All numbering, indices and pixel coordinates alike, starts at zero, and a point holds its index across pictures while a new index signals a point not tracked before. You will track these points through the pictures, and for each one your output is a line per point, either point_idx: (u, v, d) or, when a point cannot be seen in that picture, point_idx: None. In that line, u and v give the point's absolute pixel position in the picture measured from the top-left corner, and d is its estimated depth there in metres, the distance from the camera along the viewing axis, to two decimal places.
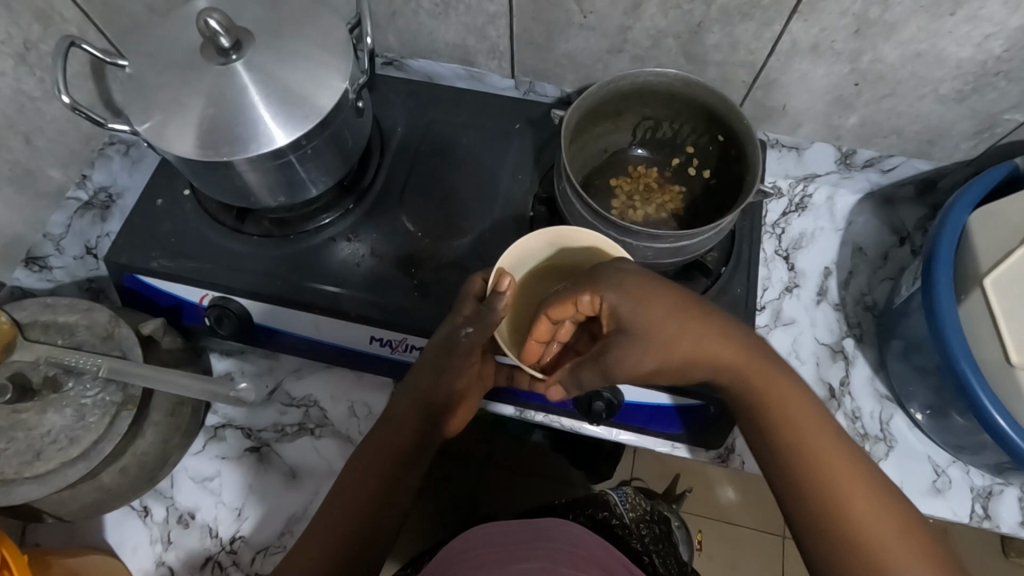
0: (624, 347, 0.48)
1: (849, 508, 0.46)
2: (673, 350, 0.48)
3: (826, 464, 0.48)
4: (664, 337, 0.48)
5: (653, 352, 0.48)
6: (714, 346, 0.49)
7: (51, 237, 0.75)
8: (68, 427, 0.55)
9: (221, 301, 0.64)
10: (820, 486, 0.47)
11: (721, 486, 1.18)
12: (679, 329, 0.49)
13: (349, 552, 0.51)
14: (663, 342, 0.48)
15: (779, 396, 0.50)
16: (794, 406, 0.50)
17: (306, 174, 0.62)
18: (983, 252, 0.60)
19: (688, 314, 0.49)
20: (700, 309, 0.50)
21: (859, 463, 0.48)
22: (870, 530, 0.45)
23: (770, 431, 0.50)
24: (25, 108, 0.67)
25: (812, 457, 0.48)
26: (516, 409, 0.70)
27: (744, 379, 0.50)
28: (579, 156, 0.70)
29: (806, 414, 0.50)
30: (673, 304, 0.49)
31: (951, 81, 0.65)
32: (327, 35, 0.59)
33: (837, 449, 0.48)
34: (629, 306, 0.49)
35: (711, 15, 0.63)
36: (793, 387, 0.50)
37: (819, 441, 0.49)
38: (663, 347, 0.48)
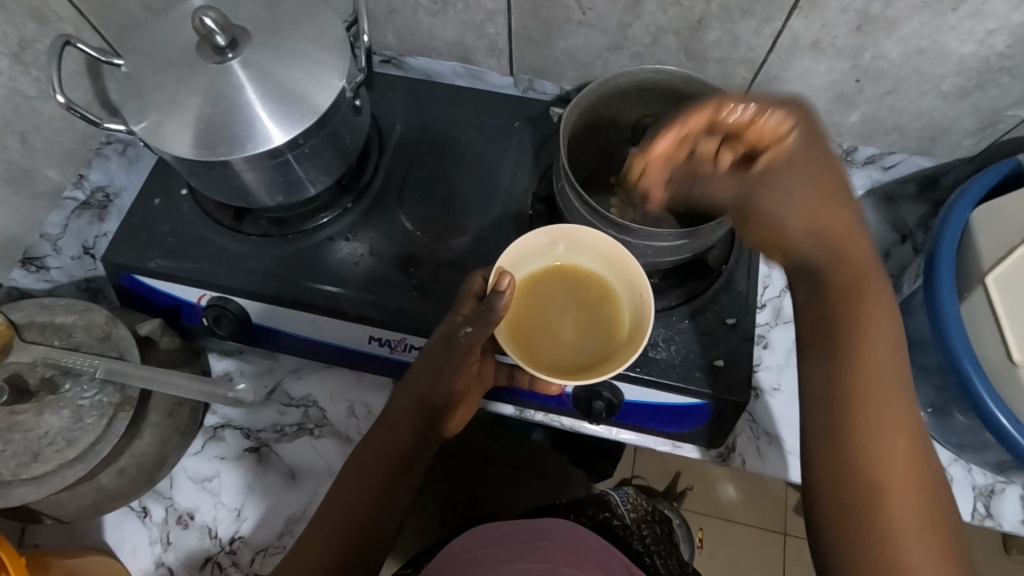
0: (783, 179, 0.51)
1: (886, 489, 0.42)
2: (817, 219, 0.50)
3: (880, 430, 0.43)
4: (820, 185, 0.51)
5: (803, 195, 0.51)
6: (853, 244, 0.50)
7: (48, 237, 0.74)
8: (66, 428, 0.55)
9: (219, 301, 0.64)
10: (863, 452, 0.43)
11: (721, 484, 1.19)
12: (816, 203, 0.50)
13: (348, 553, 0.51)
14: (780, 196, 0.51)
15: (856, 340, 0.46)
16: (872, 359, 0.45)
17: (303, 173, 0.62)
18: (985, 250, 0.60)
19: (807, 162, 0.51)
20: (817, 158, 0.51)
21: (919, 446, 0.43)
22: (899, 512, 0.41)
23: (836, 371, 0.46)
24: (20, 107, 0.67)
25: (868, 419, 0.44)
26: (516, 408, 0.70)
27: (838, 275, 0.49)
28: (578, 154, 0.70)
29: (883, 370, 0.45)
30: (802, 173, 0.51)
31: (953, 78, 0.64)
32: (323, 33, 0.58)
33: (899, 423, 0.44)
34: (797, 137, 0.50)
35: (711, 11, 0.63)
36: (880, 338, 0.46)
37: (884, 405, 0.44)
38: (794, 199, 0.51)
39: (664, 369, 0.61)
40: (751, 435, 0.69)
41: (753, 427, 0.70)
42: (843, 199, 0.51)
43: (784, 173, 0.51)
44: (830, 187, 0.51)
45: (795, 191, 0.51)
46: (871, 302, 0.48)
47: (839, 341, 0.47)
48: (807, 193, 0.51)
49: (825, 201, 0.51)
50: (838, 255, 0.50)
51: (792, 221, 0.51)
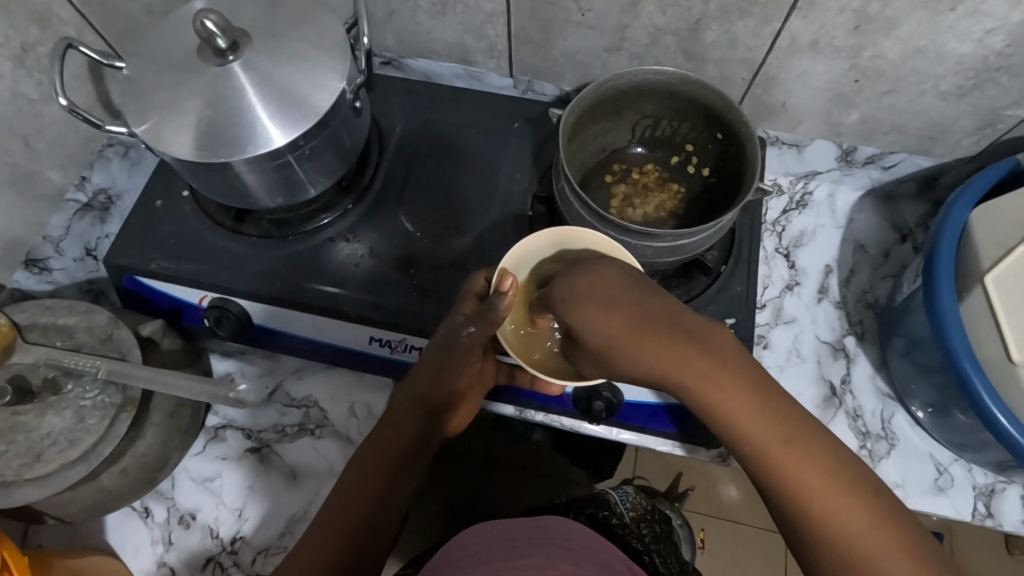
0: (574, 310, 0.48)
1: (824, 517, 0.42)
2: (612, 345, 0.46)
3: (793, 472, 0.43)
4: (610, 333, 0.46)
5: (591, 316, 0.47)
6: (653, 342, 0.45)
7: (51, 239, 0.75)
8: (68, 429, 0.56)
9: (220, 302, 0.64)
10: (789, 495, 0.43)
11: (722, 485, 1.18)
12: (614, 327, 0.46)
13: (349, 553, 0.51)
14: (596, 339, 0.47)
15: (735, 408, 0.44)
16: (751, 418, 0.43)
17: (304, 174, 0.62)
18: (984, 249, 0.60)
19: (596, 304, 0.47)
20: (602, 292, 0.47)
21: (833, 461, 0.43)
22: (848, 536, 0.42)
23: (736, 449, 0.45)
24: (23, 110, 0.67)
25: (781, 471, 0.43)
26: (517, 409, 0.69)
27: (692, 375, 0.44)
28: (578, 155, 0.70)
29: (765, 423, 0.43)
30: (605, 309, 0.47)
31: (952, 77, 0.64)
32: (323, 35, 0.59)
33: (808, 455, 0.43)
34: (570, 310, 0.48)
35: (709, 12, 0.63)
36: (745, 388, 0.44)
37: (791, 453, 0.43)
38: (597, 326, 0.47)
39: None
40: None
41: None
42: (657, 310, 0.46)
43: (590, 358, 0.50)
44: (609, 303, 0.47)
45: (593, 321, 0.47)
46: (735, 370, 0.44)
47: (728, 422, 0.44)
48: (604, 322, 0.46)
49: (613, 324, 0.46)
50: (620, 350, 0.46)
51: (637, 362, 0.45)
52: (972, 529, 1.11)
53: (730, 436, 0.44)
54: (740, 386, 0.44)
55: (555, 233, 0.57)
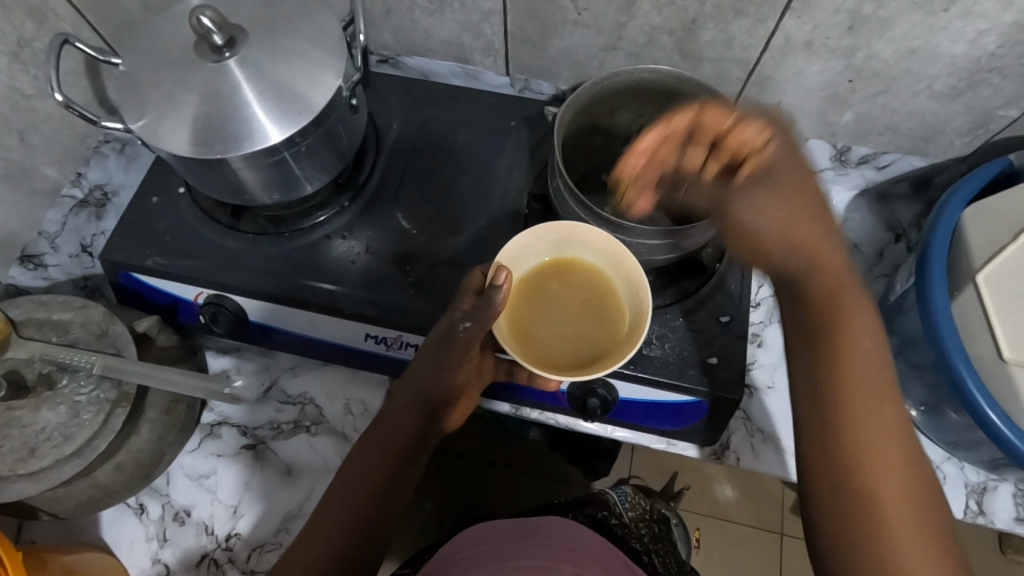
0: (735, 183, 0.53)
1: (874, 492, 0.45)
2: (786, 224, 0.51)
3: (877, 441, 0.46)
4: (791, 191, 0.51)
5: (778, 194, 0.51)
6: (819, 254, 0.51)
7: (46, 235, 0.75)
8: (63, 424, 0.55)
9: (216, 299, 0.65)
10: (858, 465, 0.46)
11: (720, 483, 1.19)
12: (778, 221, 0.51)
13: (349, 549, 0.52)
14: (744, 206, 0.51)
15: (849, 357, 0.48)
16: (860, 379, 0.48)
17: (300, 171, 0.62)
18: (977, 248, 0.60)
19: (802, 206, 0.51)
20: (820, 214, 0.52)
21: (906, 453, 0.46)
22: (889, 515, 0.44)
23: (822, 398, 0.48)
24: (19, 105, 0.67)
25: (860, 444, 0.46)
26: (513, 406, 0.70)
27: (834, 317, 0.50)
28: (573, 153, 0.70)
29: (870, 394, 0.47)
30: (791, 166, 0.51)
31: (945, 78, 0.65)
32: (321, 31, 0.59)
33: (889, 432, 0.46)
34: (766, 131, 0.52)
35: (705, 12, 0.63)
36: (870, 357, 0.48)
37: (875, 424, 0.46)
38: (751, 193, 0.51)
39: (660, 367, 0.62)
40: (745, 433, 0.70)
41: (747, 424, 0.71)
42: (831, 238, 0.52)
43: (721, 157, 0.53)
44: (801, 199, 0.51)
45: (758, 201, 0.51)
46: (868, 357, 0.48)
47: (834, 363, 0.48)
48: (772, 200, 0.51)
49: (797, 222, 0.51)
50: (790, 257, 0.51)
51: (764, 192, 0.51)
52: (966, 530, 1.12)
53: (826, 378, 0.49)
54: (874, 367, 0.48)
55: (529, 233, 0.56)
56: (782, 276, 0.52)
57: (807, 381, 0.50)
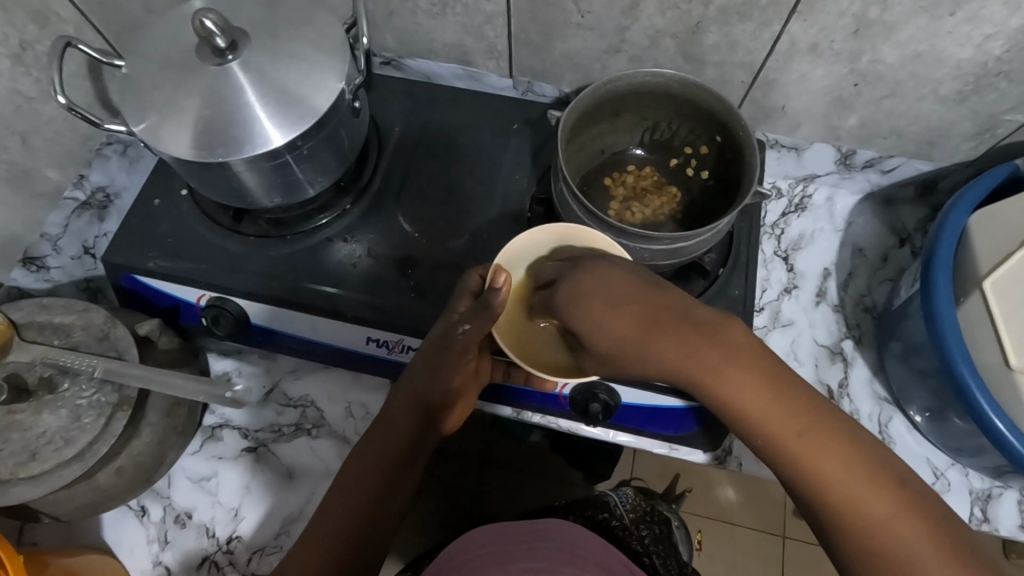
0: (589, 313, 0.47)
1: (864, 516, 0.42)
2: (654, 351, 0.45)
3: (830, 470, 0.43)
4: (638, 317, 0.46)
5: (595, 312, 0.47)
6: (687, 353, 0.45)
7: (48, 237, 0.75)
8: (64, 428, 0.55)
9: (217, 301, 0.64)
10: (821, 488, 0.43)
11: (721, 487, 1.18)
12: (628, 343, 0.46)
13: (351, 554, 0.51)
14: (604, 344, 0.47)
15: (751, 407, 0.44)
16: (778, 415, 0.43)
17: (302, 174, 0.62)
18: (983, 255, 0.60)
19: (643, 321, 0.46)
20: (665, 311, 0.46)
21: (865, 462, 0.43)
22: (888, 537, 0.41)
23: (768, 449, 0.44)
24: (21, 108, 0.67)
25: (808, 464, 0.43)
26: (514, 410, 0.69)
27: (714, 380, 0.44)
28: (577, 157, 0.70)
29: (796, 423, 0.43)
30: (612, 316, 0.46)
31: (951, 82, 0.64)
32: (322, 35, 0.58)
33: (837, 447, 0.43)
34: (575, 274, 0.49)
35: (709, 15, 0.63)
36: (770, 383, 0.44)
37: (823, 453, 0.43)
38: (598, 330, 0.47)
39: None
40: None
41: None
42: (686, 320, 0.45)
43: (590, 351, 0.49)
44: (641, 314, 0.46)
45: (600, 331, 0.47)
46: (758, 376, 0.44)
47: (753, 421, 0.44)
48: (615, 330, 0.46)
49: (655, 336, 0.45)
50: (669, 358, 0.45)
51: (627, 348, 0.46)
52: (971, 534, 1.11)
53: (749, 432, 0.45)
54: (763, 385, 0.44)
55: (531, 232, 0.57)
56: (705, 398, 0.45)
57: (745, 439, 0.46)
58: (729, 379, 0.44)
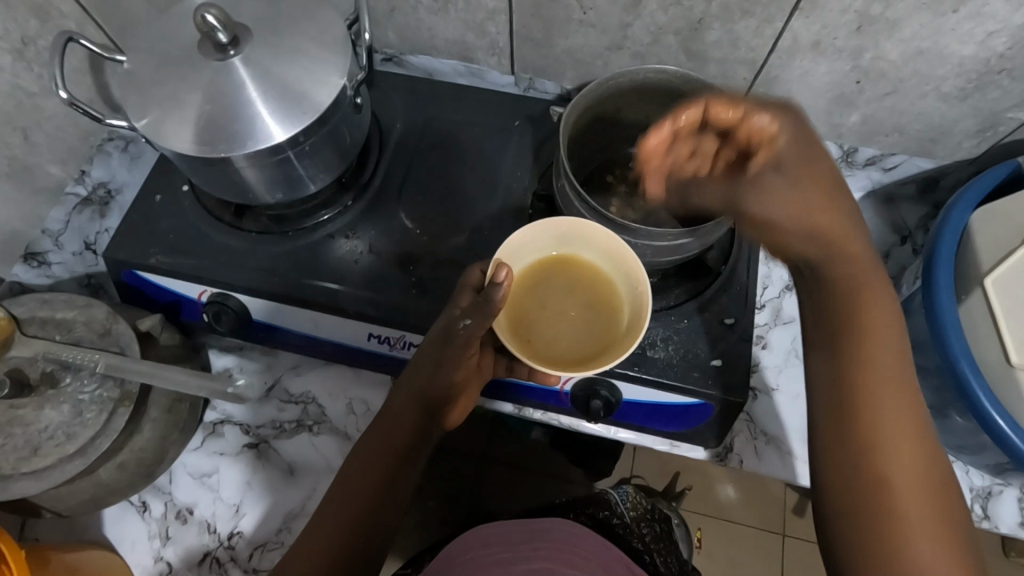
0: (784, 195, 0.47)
1: (893, 492, 0.43)
2: (823, 230, 0.48)
3: (895, 436, 0.44)
4: (813, 156, 0.47)
5: (804, 167, 0.47)
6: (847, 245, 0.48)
7: (50, 232, 0.75)
8: (66, 423, 0.55)
9: (220, 298, 0.65)
10: (870, 439, 0.44)
11: (720, 484, 1.19)
12: (803, 195, 0.47)
13: (352, 549, 0.52)
14: (796, 163, 0.47)
15: (874, 332, 0.47)
16: (882, 368, 0.46)
17: (303, 171, 0.62)
18: (985, 252, 0.60)
19: (829, 202, 0.48)
20: (850, 223, 0.49)
21: (929, 454, 0.44)
22: (898, 498, 0.43)
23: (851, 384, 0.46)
24: (23, 103, 0.67)
25: (873, 410, 0.45)
26: (516, 406, 0.70)
27: (857, 288, 0.48)
28: (579, 154, 0.70)
29: (892, 389, 0.45)
30: (800, 189, 0.47)
31: (953, 79, 0.64)
32: (324, 30, 0.58)
33: (912, 425, 0.44)
34: (791, 150, 0.46)
35: (711, 11, 0.63)
36: (891, 335, 0.47)
37: (898, 421, 0.44)
38: (786, 168, 0.47)
39: (663, 368, 0.61)
40: (748, 435, 0.70)
41: (751, 427, 0.70)
42: (858, 248, 0.49)
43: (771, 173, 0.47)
44: (832, 204, 0.48)
45: (797, 185, 0.47)
46: (888, 323, 0.48)
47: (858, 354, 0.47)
48: (811, 197, 0.47)
49: (819, 216, 0.47)
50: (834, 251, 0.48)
51: (795, 178, 0.47)
52: None
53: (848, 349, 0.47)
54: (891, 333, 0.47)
55: (509, 242, 0.55)
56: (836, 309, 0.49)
57: (829, 364, 0.48)
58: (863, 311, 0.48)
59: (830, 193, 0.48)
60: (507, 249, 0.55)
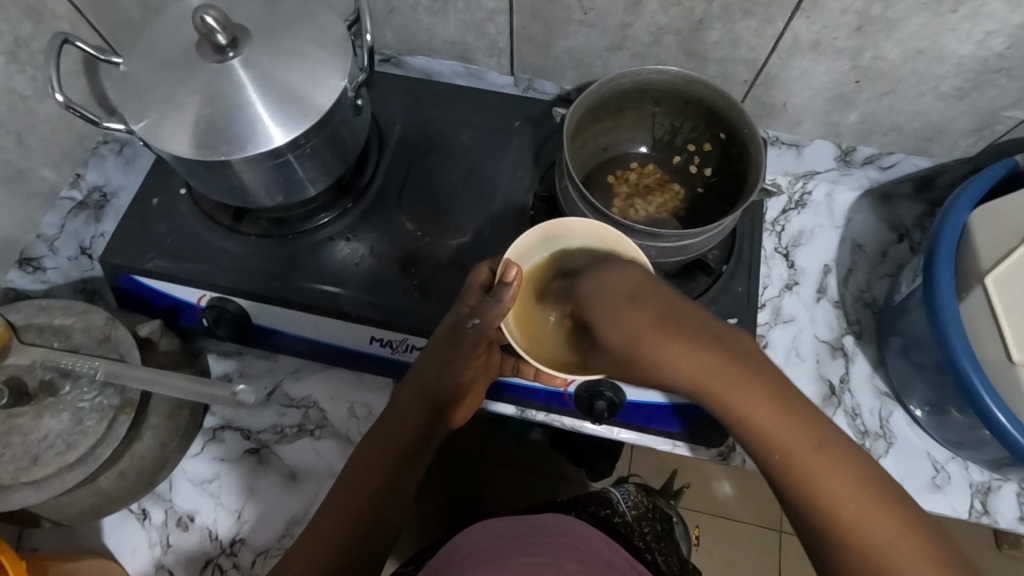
0: (609, 312, 0.50)
1: (839, 511, 0.42)
2: (688, 361, 0.46)
3: (815, 471, 0.43)
4: (646, 335, 0.48)
5: (613, 322, 0.49)
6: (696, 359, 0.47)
7: (45, 237, 0.74)
8: (65, 431, 0.55)
9: (218, 302, 0.63)
10: (813, 497, 0.43)
11: (718, 481, 1.19)
12: (657, 338, 0.47)
13: (354, 545, 0.51)
14: (632, 335, 0.48)
15: (763, 418, 0.45)
16: (775, 423, 0.45)
17: (304, 174, 0.61)
18: (984, 251, 0.60)
19: (665, 322, 0.48)
20: (680, 319, 0.48)
21: (840, 454, 0.44)
22: (869, 535, 0.41)
23: (763, 455, 0.45)
24: (16, 107, 0.66)
25: (802, 471, 0.44)
26: (518, 409, 0.69)
27: (718, 395, 0.46)
28: (580, 155, 0.70)
29: (789, 427, 0.44)
30: (639, 308, 0.49)
31: (952, 79, 0.65)
32: (324, 31, 0.58)
33: (825, 452, 0.44)
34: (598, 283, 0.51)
35: (712, 12, 0.63)
36: (774, 404, 0.45)
37: (806, 454, 0.44)
38: (642, 348, 0.48)
39: None
40: None
41: None
42: (693, 325, 0.48)
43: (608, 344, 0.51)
44: (664, 317, 0.48)
45: (622, 320, 0.49)
46: (765, 385, 0.45)
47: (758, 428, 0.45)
48: (638, 322, 0.48)
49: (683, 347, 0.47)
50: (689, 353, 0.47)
51: (673, 362, 0.47)
52: (961, 527, 1.13)
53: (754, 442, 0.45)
54: (767, 395, 0.45)
55: (513, 248, 0.55)
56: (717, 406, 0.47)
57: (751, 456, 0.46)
58: (732, 390, 0.45)
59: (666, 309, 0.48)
60: (513, 252, 0.55)
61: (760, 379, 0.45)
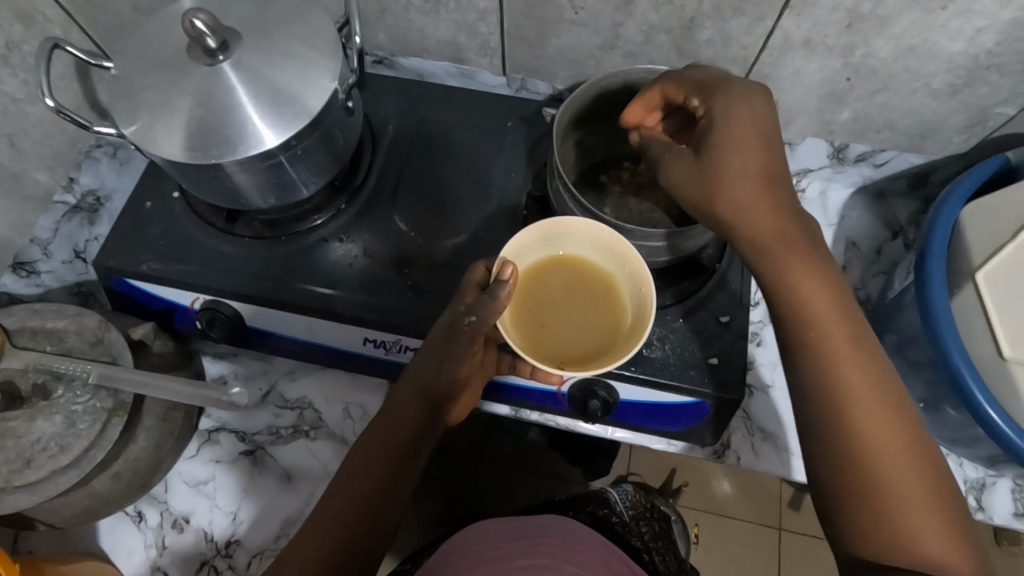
0: (732, 148, 0.48)
1: (885, 483, 0.44)
2: (791, 250, 0.48)
3: (872, 420, 0.45)
4: (763, 175, 0.48)
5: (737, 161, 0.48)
6: (800, 236, 0.48)
7: (38, 241, 0.74)
8: (58, 434, 0.55)
9: (212, 305, 0.64)
10: (864, 457, 0.45)
11: (716, 479, 1.19)
12: (763, 201, 0.48)
13: (352, 544, 0.51)
14: (736, 148, 0.48)
15: (845, 356, 0.46)
16: (854, 366, 0.46)
17: (297, 175, 0.61)
18: (976, 247, 0.60)
19: (773, 183, 0.48)
20: (808, 238, 0.49)
21: (902, 414, 0.46)
22: (898, 499, 0.44)
23: (823, 392, 0.46)
24: (8, 110, 0.66)
25: (853, 419, 0.45)
26: (513, 408, 0.70)
27: (820, 302, 0.48)
28: (570, 153, 0.69)
29: (861, 372, 0.46)
30: (762, 159, 0.48)
31: (943, 75, 0.64)
32: (314, 33, 0.58)
33: (883, 402, 0.46)
34: (725, 111, 0.50)
35: (703, 10, 0.63)
36: (858, 355, 0.47)
37: (872, 418, 0.45)
38: (757, 210, 0.48)
39: (660, 368, 0.61)
40: (746, 432, 0.70)
41: (748, 424, 0.71)
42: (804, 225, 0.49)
43: (703, 156, 0.50)
44: (773, 184, 0.48)
45: (739, 139, 0.48)
46: (853, 330, 0.47)
47: (837, 354, 0.47)
48: (750, 151, 0.48)
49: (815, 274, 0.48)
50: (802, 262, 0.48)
51: (761, 225, 0.48)
52: None
53: (825, 377, 0.46)
54: (854, 342, 0.47)
55: (509, 244, 0.54)
56: (795, 318, 0.48)
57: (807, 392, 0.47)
58: (829, 309, 0.48)
59: (791, 197, 0.49)
60: (509, 250, 0.54)
61: (849, 317, 0.48)
